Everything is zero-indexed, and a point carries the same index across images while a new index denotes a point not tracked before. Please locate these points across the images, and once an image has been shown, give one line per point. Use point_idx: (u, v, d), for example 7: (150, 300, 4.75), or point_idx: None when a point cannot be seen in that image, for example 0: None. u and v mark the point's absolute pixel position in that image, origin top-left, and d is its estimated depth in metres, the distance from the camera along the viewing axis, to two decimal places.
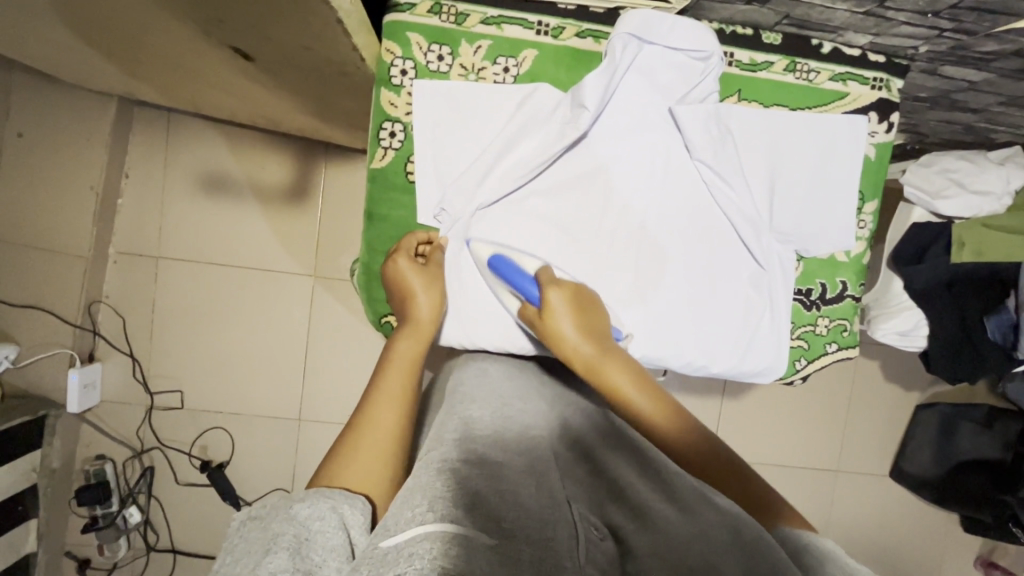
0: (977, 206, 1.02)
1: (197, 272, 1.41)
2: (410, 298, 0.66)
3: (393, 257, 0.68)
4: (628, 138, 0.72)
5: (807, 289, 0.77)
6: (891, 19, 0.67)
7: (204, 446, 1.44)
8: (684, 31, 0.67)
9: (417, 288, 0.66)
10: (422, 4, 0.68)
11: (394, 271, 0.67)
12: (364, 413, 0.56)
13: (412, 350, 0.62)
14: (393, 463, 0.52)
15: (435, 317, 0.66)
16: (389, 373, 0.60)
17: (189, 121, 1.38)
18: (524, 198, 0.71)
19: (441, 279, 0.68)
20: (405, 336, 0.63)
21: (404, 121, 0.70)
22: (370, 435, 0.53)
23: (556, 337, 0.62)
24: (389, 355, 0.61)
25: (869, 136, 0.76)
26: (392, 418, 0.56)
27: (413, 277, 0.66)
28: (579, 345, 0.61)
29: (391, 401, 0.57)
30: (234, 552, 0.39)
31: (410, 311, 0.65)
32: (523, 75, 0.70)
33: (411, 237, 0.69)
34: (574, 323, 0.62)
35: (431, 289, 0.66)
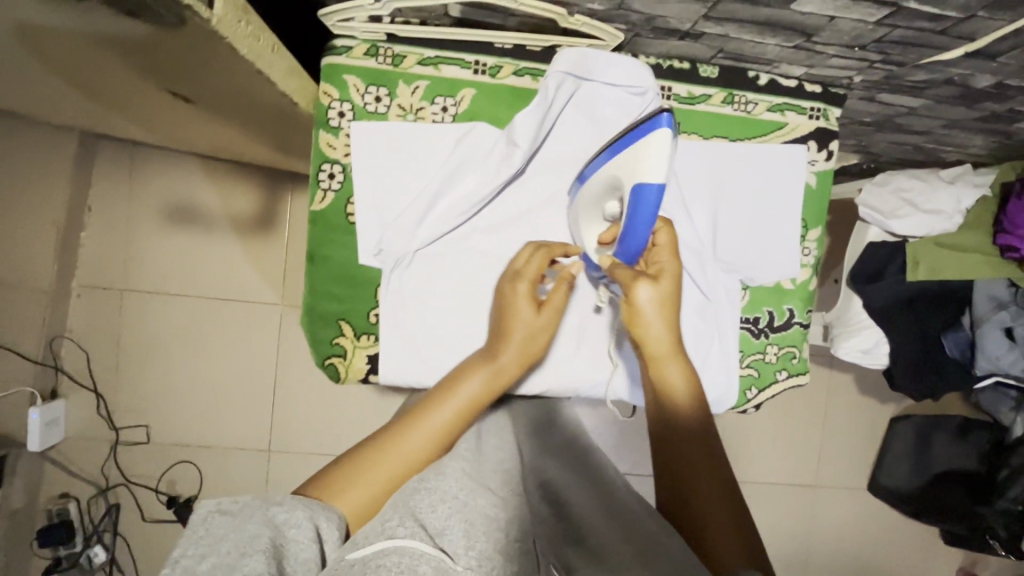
0: (929, 225, 1.01)
1: (163, 305, 1.39)
2: (506, 332, 0.63)
3: (511, 281, 0.65)
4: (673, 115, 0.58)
5: (754, 318, 0.77)
6: (820, 52, 0.68)
7: (171, 482, 1.41)
8: (621, 67, 0.69)
9: (517, 327, 0.63)
10: (359, 47, 0.69)
11: (508, 294, 0.65)
12: (404, 426, 0.55)
13: (479, 391, 0.59)
14: (393, 485, 0.51)
15: (518, 366, 0.62)
16: (445, 403, 0.57)
17: (153, 153, 1.37)
18: (466, 234, 0.71)
19: (548, 330, 0.64)
20: (480, 370, 0.60)
21: (342, 161, 0.69)
22: (395, 452, 0.53)
23: (635, 309, 0.61)
24: (458, 385, 0.59)
25: (809, 165, 0.76)
26: (423, 447, 0.54)
27: (523, 311, 0.64)
28: (660, 332, 0.60)
29: (429, 433, 0.55)
30: (200, 547, 0.37)
31: (496, 348, 0.62)
32: (462, 113, 0.70)
33: (539, 261, 0.66)
34: (662, 309, 0.60)
35: (531, 330, 0.63)
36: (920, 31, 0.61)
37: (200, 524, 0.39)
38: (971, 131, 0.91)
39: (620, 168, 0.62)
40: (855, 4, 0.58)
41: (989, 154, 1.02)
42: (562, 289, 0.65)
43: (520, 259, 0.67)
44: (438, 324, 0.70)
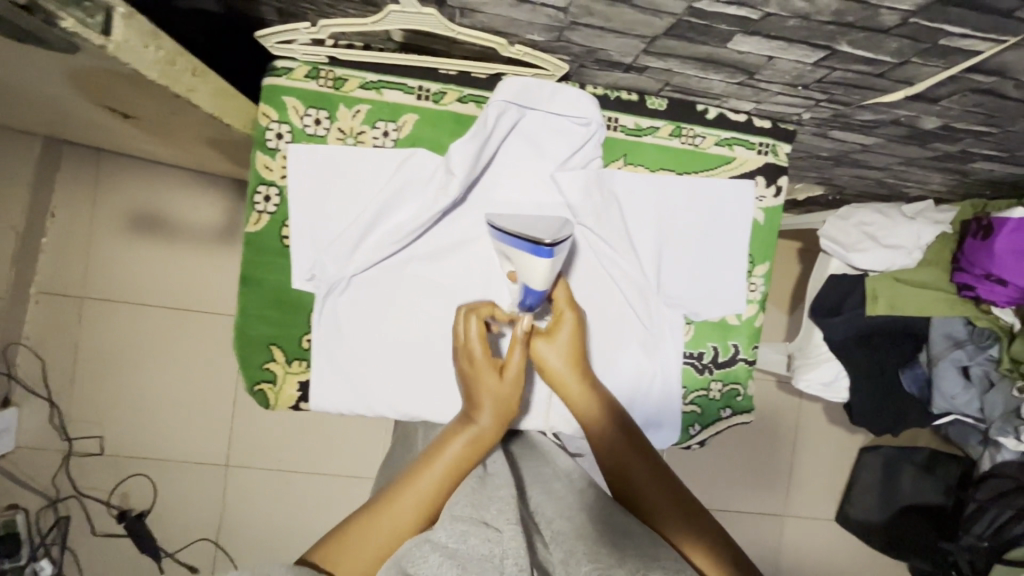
0: (890, 260, 1.00)
1: (123, 314, 1.37)
2: (474, 397, 0.62)
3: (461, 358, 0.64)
4: (554, 248, 0.61)
5: (698, 353, 0.76)
6: (765, 89, 0.68)
7: (125, 495, 1.38)
8: (565, 98, 0.69)
9: (484, 392, 0.62)
10: (300, 69, 0.68)
11: (466, 367, 0.64)
12: (392, 497, 0.54)
13: (464, 451, 0.58)
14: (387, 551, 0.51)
15: (496, 424, 0.61)
16: (434, 464, 0.57)
17: (119, 160, 1.35)
18: (404, 261, 0.70)
19: (514, 391, 0.63)
20: (460, 432, 0.60)
21: (279, 184, 0.68)
22: (389, 519, 0.53)
23: (545, 364, 0.66)
24: (444, 445, 0.58)
25: (757, 201, 0.76)
26: (418, 510, 0.54)
27: (485, 379, 0.62)
28: (566, 376, 0.65)
29: (416, 498, 0.54)
30: None
31: (472, 411, 0.61)
32: (403, 139, 0.70)
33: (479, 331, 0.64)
34: (568, 357, 0.65)
35: (500, 394, 0.62)
36: (859, 74, 0.61)
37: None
38: (927, 169, 0.91)
39: (516, 264, 0.65)
40: (791, 46, 0.57)
41: (950, 191, 1.02)
42: (516, 353, 0.64)
43: (458, 326, 0.65)
44: (373, 353, 0.70)
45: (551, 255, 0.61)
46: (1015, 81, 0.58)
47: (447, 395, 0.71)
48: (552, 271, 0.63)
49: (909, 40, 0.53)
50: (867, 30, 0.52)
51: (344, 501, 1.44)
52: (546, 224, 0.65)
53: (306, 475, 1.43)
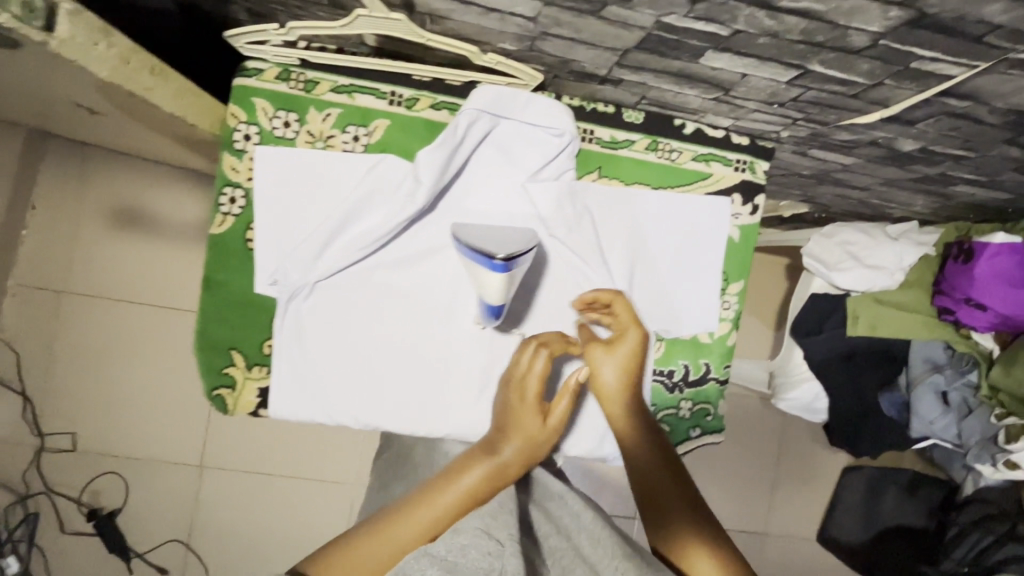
0: (873, 279, 0.99)
1: (102, 309, 1.35)
2: (512, 426, 0.60)
3: (508, 386, 0.63)
4: (508, 263, 0.60)
5: (668, 371, 0.75)
6: (741, 105, 0.67)
7: (96, 492, 1.36)
8: (539, 108, 0.68)
9: (523, 422, 0.60)
10: (270, 70, 0.67)
11: (511, 396, 0.63)
12: (394, 516, 0.53)
13: (480, 482, 0.56)
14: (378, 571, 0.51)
15: (520, 462, 0.59)
16: (445, 490, 0.55)
17: (105, 155, 1.33)
18: (370, 268, 0.69)
19: (554, 433, 0.62)
20: (481, 462, 0.57)
21: (245, 186, 0.67)
22: (387, 536, 0.52)
23: (600, 383, 0.66)
24: (458, 471, 0.56)
25: (733, 218, 0.75)
26: (417, 532, 0.52)
27: (526, 416, 0.61)
28: (614, 395, 0.65)
29: (420, 523, 0.53)
30: None
31: (499, 443, 0.59)
32: (374, 144, 0.69)
33: (544, 364, 0.63)
34: (619, 377, 0.65)
35: (536, 425, 0.61)
36: (833, 93, 0.60)
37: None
38: (909, 191, 0.90)
39: (474, 277, 0.65)
40: (762, 64, 0.56)
41: (934, 213, 1.01)
42: (564, 399, 0.63)
43: (522, 357, 0.64)
44: (335, 361, 0.68)
45: (506, 270, 0.61)
46: (989, 106, 0.57)
47: (412, 406, 0.70)
48: (507, 285, 0.62)
49: (880, 61, 0.52)
50: (837, 50, 0.51)
51: (318, 506, 1.42)
52: (507, 235, 0.64)
53: (281, 478, 1.41)
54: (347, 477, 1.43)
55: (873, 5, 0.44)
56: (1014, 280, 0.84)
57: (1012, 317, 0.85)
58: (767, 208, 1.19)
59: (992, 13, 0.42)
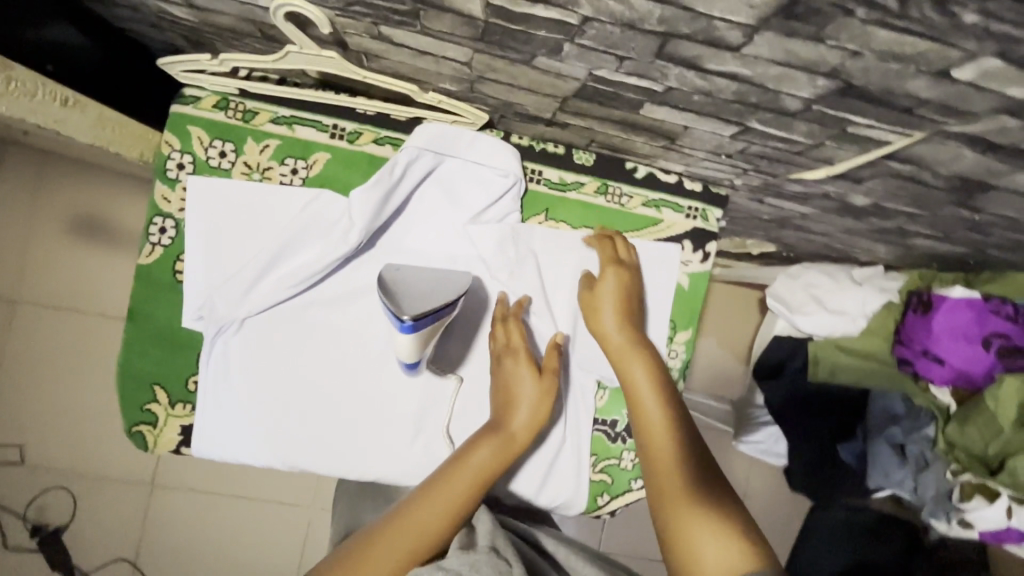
0: (831, 325, 0.98)
1: (55, 320, 1.30)
2: (512, 399, 0.64)
3: (502, 357, 0.67)
4: (414, 324, 0.58)
5: (610, 420, 0.73)
6: (690, 154, 0.66)
7: (41, 508, 1.30)
8: (483, 148, 0.67)
9: (522, 390, 0.65)
10: (208, 98, 0.65)
11: (507, 369, 0.66)
12: (409, 509, 0.55)
13: (490, 461, 0.59)
14: (410, 561, 0.52)
15: (526, 433, 0.63)
16: (458, 474, 0.58)
17: (69, 164, 1.31)
18: (302, 305, 0.67)
19: (552, 396, 0.65)
20: (489, 440, 0.61)
21: (177, 216, 0.65)
22: (405, 531, 0.53)
23: (595, 329, 0.67)
24: (467, 456, 0.59)
25: (683, 265, 0.73)
26: (434, 521, 0.54)
27: (523, 384, 0.65)
28: (613, 335, 0.66)
29: (441, 504, 0.55)
30: None
31: (506, 420, 0.63)
32: (313, 178, 0.67)
33: (522, 333, 0.67)
34: (617, 314, 0.66)
35: (535, 391, 0.64)
36: (778, 150, 0.59)
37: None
38: (870, 240, 0.89)
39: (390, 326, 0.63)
40: (701, 118, 0.55)
41: (898, 259, 1.00)
42: (554, 356, 0.67)
43: (500, 335, 0.68)
44: (261, 402, 0.66)
45: (413, 330, 0.59)
46: (932, 171, 0.55)
47: (342, 450, 0.67)
48: (415, 343, 0.60)
49: (817, 124, 0.50)
50: (773, 111, 0.50)
51: (274, 530, 1.36)
52: (433, 286, 0.62)
53: (235, 499, 1.35)
54: (304, 499, 1.37)
55: (800, 73, 0.42)
56: (970, 335, 0.83)
57: (968, 373, 0.84)
58: (735, 246, 1.17)
59: (918, 88, 0.41)
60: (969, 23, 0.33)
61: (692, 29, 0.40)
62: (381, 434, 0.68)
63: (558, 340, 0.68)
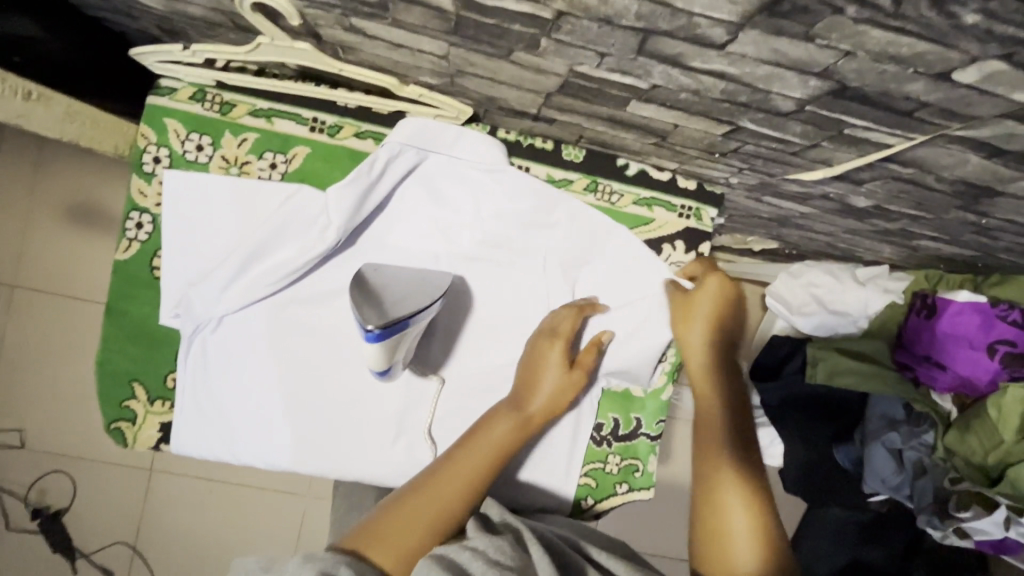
0: (834, 326, 0.98)
1: (52, 307, 1.30)
2: (534, 380, 0.64)
3: (544, 339, 0.66)
4: (378, 335, 0.56)
5: (597, 424, 0.71)
6: (683, 152, 0.63)
7: (42, 491, 1.32)
8: (469, 143, 0.65)
9: (545, 373, 0.64)
10: (184, 89, 0.63)
11: (541, 350, 0.65)
12: (438, 481, 0.56)
13: (506, 437, 0.60)
14: (429, 538, 0.52)
15: (543, 416, 0.63)
16: (476, 448, 0.59)
17: (64, 151, 1.30)
18: (283, 302, 0.65)
19: (575, 390, 0.65)
20: (507, 417, 0.62)
21: (153, 211, 0.64)
22: (431, 502, 0.54)
23: (680, 336, 0.66)
24: (492, 438, 0.60)
25: (674, 266, 0.71)
26: (457, 494, 0.55)
27: (552, 370, 0.64)
28: (697, 349, 0.66)
29: (461, 482, 0.56)
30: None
31: (524, 400, 0.63)
32: (292, 173, 0.65)
33: (574, 322, 0.66)
34: (706, 325, 0.65)
35: (556, 377, 0.64)
36: (772, 150, 0.56)
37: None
38: (874, 240, 0.86)
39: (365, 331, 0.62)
40: (691, 117, 0.52)
41: (905, 259, 0.96)
42: (592, 354, 0.67)
43: (551, 318, 0.67)
44: (239, 400, 0.65)
45: (378, 340, 0.56)
46: (934, 174, 0.52)
47: (321, 450, 0.66)
48: (383, 353, 0.58)
49: (812, 125, 0.47)
50: (764, 111, 0.47)
51: (271, 518, 1.37)
52: (410, 288, 0.60)
53: (231, 485, 1.36)
54: (300, 488, 1.38)
55: (790, 73, 0.39)
56: (975, 342, 0.81)
57: (970, 381, 0.82)
58: (736, 242, 1.14)
59: (917, 91, 0.38)
60: (969, 24, 0.30)
61: (672, 25, 0.37)
62: (360, 433, 0.67)
63: (601, 339, 0.67)
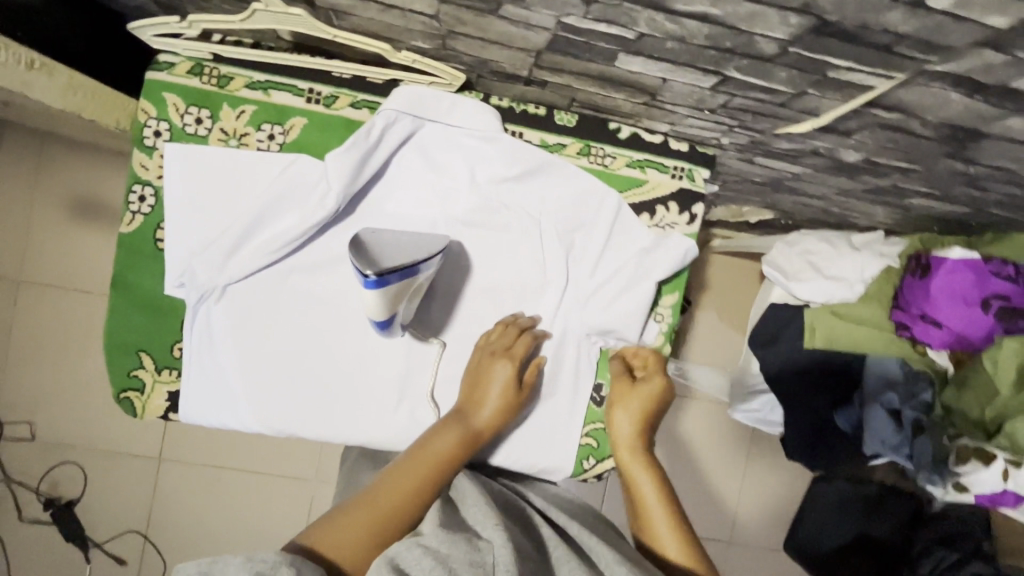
0: (830, 292, 0.94)
1: (58, 300, 1.31)
2: (479, 394, 0.66)
3: (494, 356, 0.67)
4: (378, 280, 0.57)
5: (598, 386, 0.73)
6: (673, 111, 0.64)
7: (53, 482, 1.33)
8: (462, 110, 0.65)
9: (490, 389, 0.66)
10: (182, 64, 0.64)
11: (487, 365, 0.67)
12: (384, 488, 0.55)
13: (451, 445, 0.61)
14: (374, 540, 0.51)
15: (488, 429, 0.65)
16: (423, 457, 0.59)
17: (64, 143, 1.29)
18: (285, 272, 0.67)
19: (518, 404, 0.67)
20: (454, 429, 0.63)
21: (155, 184, 0.66)
22: (376, 506, 0.53)
23: (617, 425, 0.70)
24: (436, 449, 0.60)
25: (668, 228, 0.72)
26: (404, 496, 0.55)
27: (497, 386, 0.66)
28: (630, 438, 0.69)
29: (409, 486, 0.56)
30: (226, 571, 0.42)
31: (470, 415, 0.65)
32: (290, 144, 0.66)
33: (524, 342, 0.68)
34: (641, 415, 0.70)
35: (501, 391, 0.66)
36: (760, 101, 0.57)
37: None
38: (867, 202, 0.86)
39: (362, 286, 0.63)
40: (679, 68, 0.53)
41: (899, 223, 0.97)
42: (534, 373, 0.69)
43: (495, 333, 0.69)
44: (241, 368, 0.66)
45: (377, 287, 0.58)
46: (919, 119, 0.53)
47: (326, 417, 0.68)
48: (382, 301, 0.59)
49: (797, 70, 0.48)
50: (750, 57, 0.48)
51: (280, 504, 1.39)
52: (408, 243, 0.62)
53: (241, 472, 1.38)
54: (309, 473, 1.40)
55: (771, 10, 0.41)
56: (969, 298, 0.81)
57: (966, 337, 0.82)
58: (733, 214, 1.15)
59: (894, 22, 0.39)
60: None
61: None
62: (365, 400, 0.69)
63: (541, 360, 0.70)
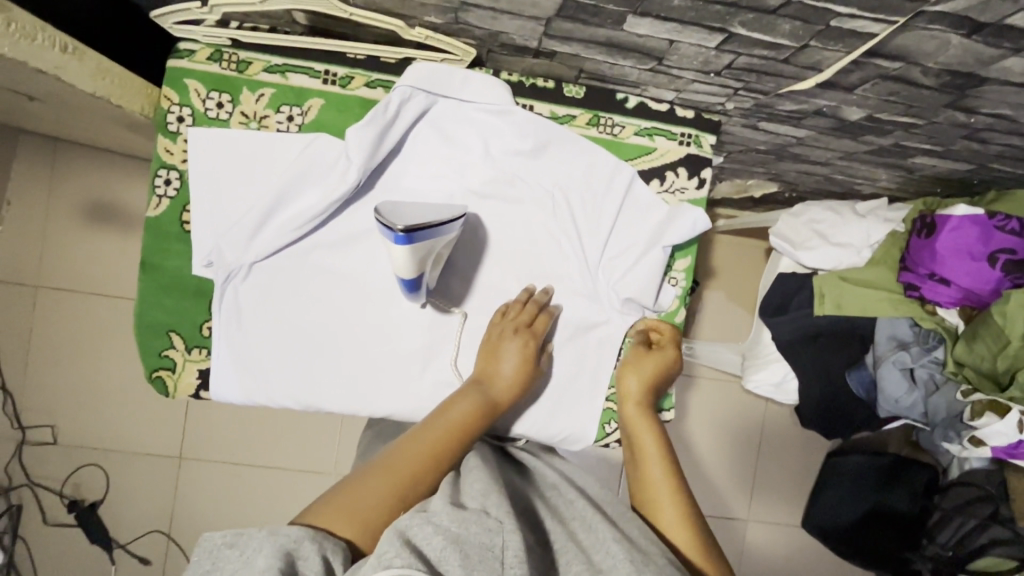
0: (836, 257, 0.96)
1: (77, 304, 1.33)
2: (495, 367, 0.68)
3: (513, 333, 0.68)
4: (408, 235, 0.59)
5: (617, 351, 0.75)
6: (679, 76, 0.66)
7: (77, 485, 1.35)
8: (474, 86, 0.68)
9: (506, 363, 0.67)
10: (201, 50, 0.66)
11: (504, 337, 0.69)
12: (402, 455, 0.56)
13: (467, 413, 0.63)
14: (391, 507, 0.52)
15: (504, 402, 0.66)
16: (438, 425, 0.60)
17: (79, 149, 1.31)
18: (308, 249, 0.69)
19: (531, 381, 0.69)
20: (471, 398, 0.64)
21: (180, 168, 0.68)
22: (394, 473, 0.54)
23: (627, 382, 0.71)
24: (452, 417, 0.62)
25: (678, 193, 0.74)
26: (420, 463, 0.56)
27: (512, 359, 0.68)
28: (637, 395, 0.70)
29: (426, 452, 0.57)
30: (247, 545, 0.42)
31: (487, 387, 0.66)
32: (308, 124, 0.68)
33: (542, 322, 0.70)
34: (650, 377, 0.71)
35: (516, 367, 0.67)
36: (763, 59, 0.58)
37: (209, 554, 0.43)
38: (870, 165, 0.88)
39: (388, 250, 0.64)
40: (686, 28, 0.55)
41: (903, 188, 0.98)
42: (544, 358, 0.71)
43: (512, 306, 0.70)
44: (267, 344, 0.68)
45: (408, 242, 0.59)
46: (921, 67, 0.55)
47: (352, 390, 0.69)
48: (411, 257, 0.61)
49: (800, 21, 0.50)
50: (754, 10, 0.50)
51: (301, 498, 1.40)
52: (433, 210, 0.64)
53: (261, 468, 1.39)
54: (328, 467, 1.41)
55: None
56: (975, 254, 0.83)
57: (973, 292, 0.85)
58: (737, 190, 1.16)
59: None
60: None
61: None
62: (391, 371, 0.70)
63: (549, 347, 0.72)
